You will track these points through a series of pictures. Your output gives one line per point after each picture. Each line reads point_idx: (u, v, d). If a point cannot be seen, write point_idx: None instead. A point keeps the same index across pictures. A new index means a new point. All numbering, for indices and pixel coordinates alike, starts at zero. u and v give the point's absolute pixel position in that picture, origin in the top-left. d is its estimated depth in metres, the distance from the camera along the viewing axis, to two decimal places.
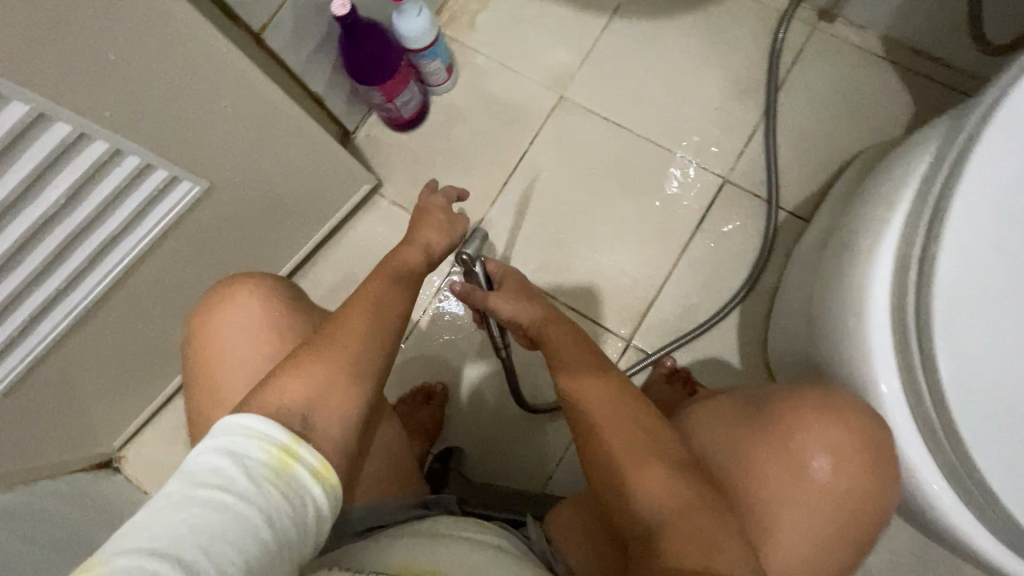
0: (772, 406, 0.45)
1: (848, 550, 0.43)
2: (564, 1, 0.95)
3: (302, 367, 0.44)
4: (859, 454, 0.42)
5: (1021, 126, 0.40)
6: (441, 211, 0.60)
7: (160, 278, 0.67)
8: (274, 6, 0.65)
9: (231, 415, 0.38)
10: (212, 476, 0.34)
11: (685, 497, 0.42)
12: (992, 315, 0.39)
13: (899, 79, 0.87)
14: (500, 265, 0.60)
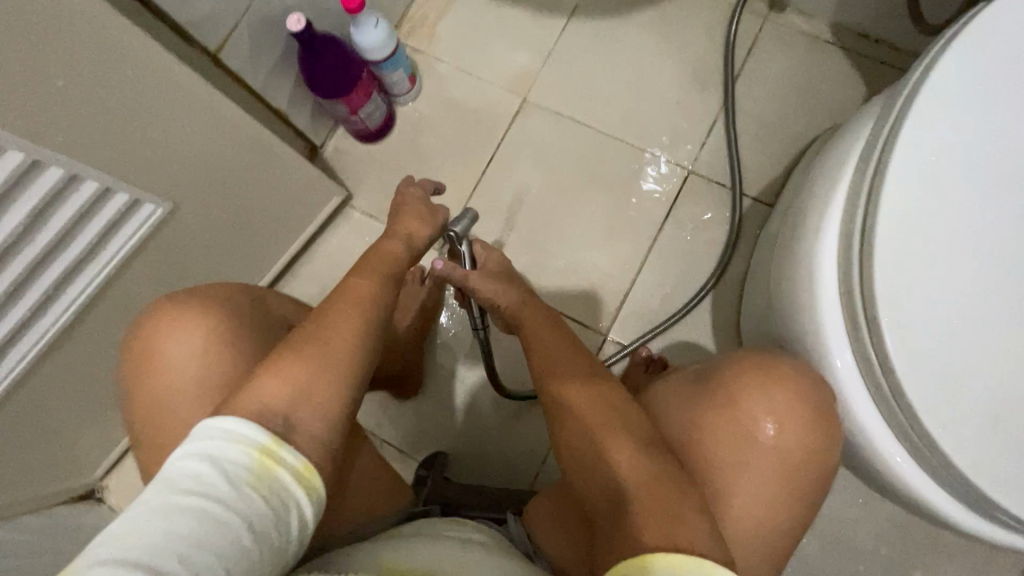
0: (719, 376, 0.47)
1: (800, 505, 0.45)
2: (521, 6, 0.96)
3: (282, 362, 0.43)
4: (802, 416, 0.44)
5: (943, 99, 0.42)
6: (420, 202, 0.65)
7: (130, 303, 0.67)
8: (229, 25, 0.66)
9: (207, 421, 0.39)
10: (192, 481, 0.34)
11: (648, 472, 0.43)
12: (931, 282, 0.40)
13: (849, 63, 0.90)
14: (484, 247, 0.67)
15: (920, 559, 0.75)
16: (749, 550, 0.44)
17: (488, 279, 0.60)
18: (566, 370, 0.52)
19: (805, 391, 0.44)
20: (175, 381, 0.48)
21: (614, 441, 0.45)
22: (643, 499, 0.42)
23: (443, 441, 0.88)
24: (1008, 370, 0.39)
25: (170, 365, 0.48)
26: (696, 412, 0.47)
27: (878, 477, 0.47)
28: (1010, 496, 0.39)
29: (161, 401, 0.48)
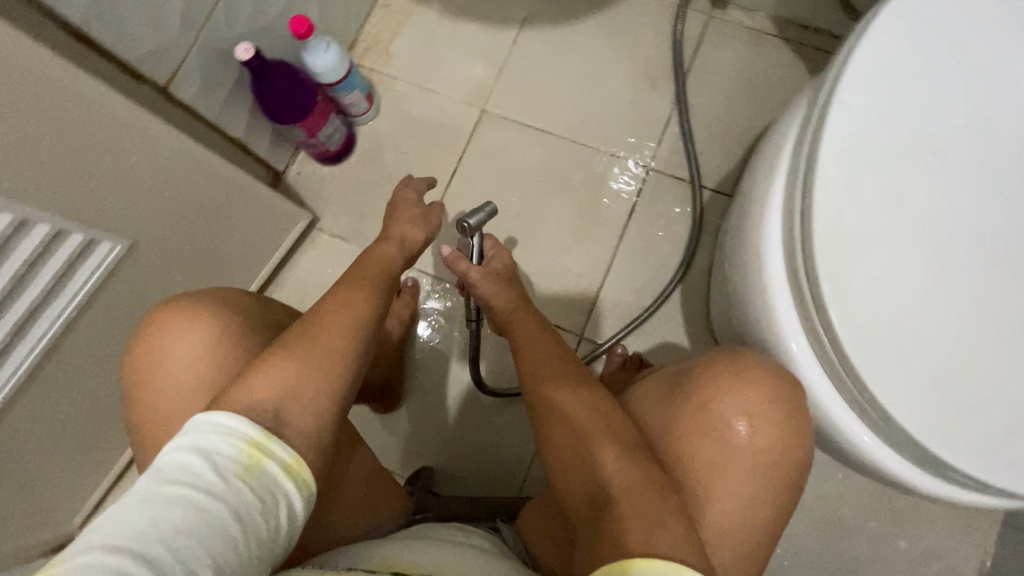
0: (693, 378, 0.48)
1: (778, 503, 0.45)
2: (472, 20, 0.98)
3: (274, 359, 0.43)
4: (773, 411, 0.45)
5: (864, 82, 0.44)
6: (415, 204, 0.66)
7: (96, 344, 0.66)
8: (178, 59, 0.66)
9: (202, 413, 0.39)
10: (181, 472, 0.34)
11: (632, 475, 0.44)
12: (869, 257, 0.42)
13: (792, 53, 0.93)
14: (496, 244, 0.68)
15: (903, 528, 0.76)
16: (730, 553, 0.44)
17: (489, 278, 0.63)
18: (553, 375, 0.52)
19: (775, 386, 0.45)
20: (172, 383, 0.48)
21: (598, 445, 0.46)
22: (626, 501, 0.42)
23: (428, 453, 0.88)
24: (949, 335, 0.41)
25: (180, 365, 0.48)
26: (677, 413, 0.48)
27: (845, 450, 0.49)
28: (965, 458, 0.40)
29: (167, 401, 0.48)
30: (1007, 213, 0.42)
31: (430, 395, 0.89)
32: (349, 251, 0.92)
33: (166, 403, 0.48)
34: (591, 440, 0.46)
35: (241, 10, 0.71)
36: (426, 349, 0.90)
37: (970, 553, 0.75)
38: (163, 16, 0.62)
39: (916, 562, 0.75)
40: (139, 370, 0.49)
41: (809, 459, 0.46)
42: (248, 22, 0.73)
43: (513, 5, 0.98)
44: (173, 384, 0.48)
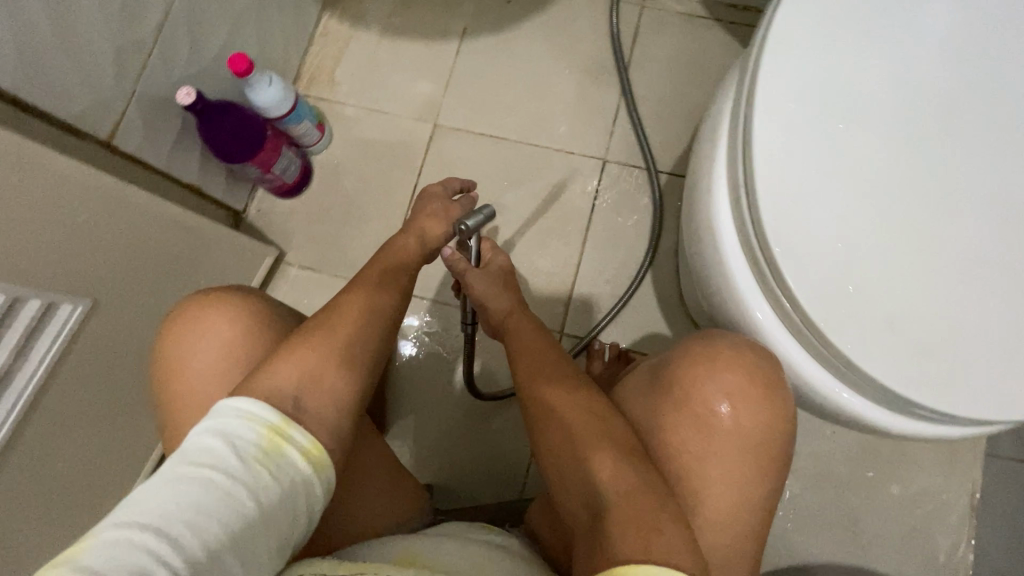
0: (678, 369, 0.49)
1: (768, 485, 0.46)
2: (412, 38, 0.99)
3: (293, 352, 0.46)
4: (752, 392, 0.46)
5: (784, 55, 0.46)
6: (437, 200, 0.66)
7: (74, 415, 0.63)
8: (119, 111, 0.65)
9: (227, 399, 0.41)
10: (204, 454, 0.36)
11: (627, 478, 0.44)
12: (813, 217, 0.44)
13: (722, 32, 0.96)
14: (492, 248, 0.67)
15: (895, 473, 0.78)
16: (725, 543, 0.45)
17: (488, 281, 0.62)
18: (546, 378, 0.53)
19: (751, 367, 0.47)
20: (193, 369, 0.50)
21: (596, 450, 0.46)
22: (622, 506, 0.43)
23: (427, 468, 0.87)
24: (897, 280, 0.43)
25: (214, 353, 0.50)
26: (669, 408, 0.48)
27: (820, 404, 0.50)
28: (929, 394, 0.42)
29: (197, 391, 0.49)
30: (939, 163, 0.44)
31: (420, 412, 0.89)
32: (321, 280, 0.92)
33: (186, 388, 0.49)
34: (589, 447, 0.46)
35: (177, 55, 0.71)
36: (411, 365, 0.90)
37: (960, 487, 0.77)
38: (97, 70, 0.61)
39: (912, 505, 0.77)
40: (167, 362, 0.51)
41: (792, 422, 0.47)
42: (186, 66, 0.73)
43: (450, 19, 1.00)
44: (193, 371, 0.50)
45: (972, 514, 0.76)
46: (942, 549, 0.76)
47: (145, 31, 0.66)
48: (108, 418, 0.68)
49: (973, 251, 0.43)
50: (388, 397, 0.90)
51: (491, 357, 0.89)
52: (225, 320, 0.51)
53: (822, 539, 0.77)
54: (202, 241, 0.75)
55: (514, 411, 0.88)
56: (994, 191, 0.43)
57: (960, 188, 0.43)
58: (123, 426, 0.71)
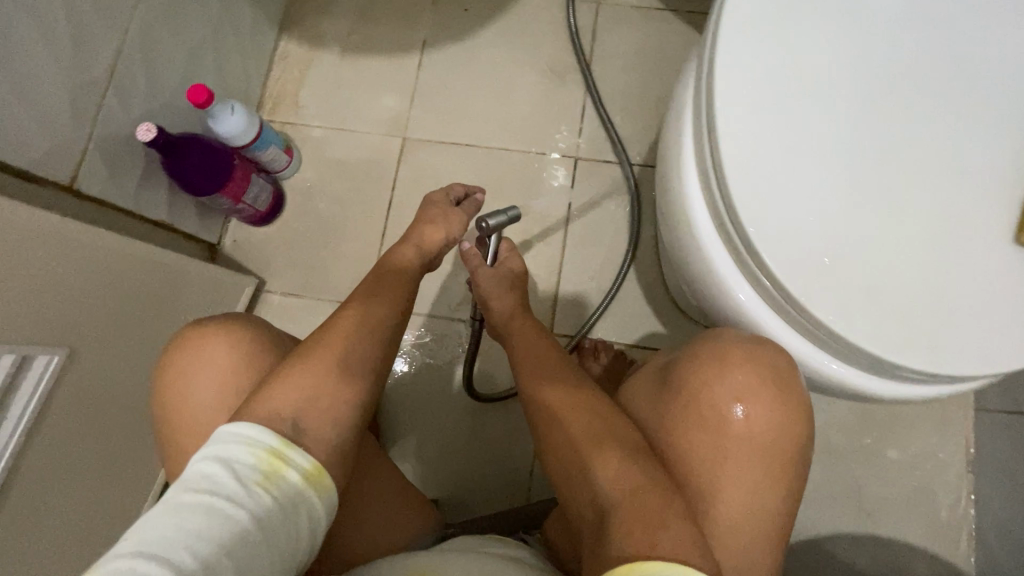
0: (688, 371, 0.49)
1: (784, 490, 0.46)
2: (373, 54, 0.99)
3: (289, 375, 0.45)
4: (763, 390, 0.46)
5: (739, 38, 0.46)
6: (438, 208, 0.64)
7: (65, 471, 0.61)
8: (79, 154, 0.64)
9: (226, 425, 0.40)
10: (204, 480, 0.36)
11: (635, 478, 0.44)
12: (780, 194, 0.44)
13: (679, 22, 0.98)
14: (511, 248, 0.68)
15: (892, 438, 0.80)
16: (740, 547, 0.45)
17: (496, 279, 0.63)
18: (551, 382, 0.53)
19: (760, 365, 0.46)
20: (193, 396, 0.49)
21: (603, 451, 0.46)
22: (629, 505, 0.42)
23: (432, 483, 0.87)
24: (870, 250, 0.43)
25: (211, 375, 0.49)
26: (679, 411, 0.48)
27: (813, 377, 0.51)
28: (911, 357, 0.43)
29: (199, 418, 0.49)
30: (907, 133, 0.44)
31: (417, 426, 0.88)
32: (304, 304, 0.91)
33: (188, 415, 0.49)
34: (596, 448, 0.46)
35: (135, 91, 0.70)
36: (404, 382, 0.89)
37: (956, 444, 0.79)
38: (52, 114, 0.60)
39: (911, 467, 0.78)
40: (163, 396, 0.50)
41: (805, 405, 0.47)
42: (145, 101, 0.72)
43: (410, 32, 1.00)
44: (193, 398, 0.49)
45: (969, 470, 0.78)
46: (945, 507, 0.77)
47: (100, 70, 0.65)
48: (100, 469, 0.66)
49: (947, 218, 0.44)
50: (385, 416, 0.89)
51: (488, 360, 0.89)
52: (222, 344, 0.50)
53: (829, 510, 0.78)
54: (179, 278, 0.74)
55: (513, 416, 0.88)
56: (968, 163, 0.44)
57: (928, 157, 0.44)
58: (118, 476, 0.69)
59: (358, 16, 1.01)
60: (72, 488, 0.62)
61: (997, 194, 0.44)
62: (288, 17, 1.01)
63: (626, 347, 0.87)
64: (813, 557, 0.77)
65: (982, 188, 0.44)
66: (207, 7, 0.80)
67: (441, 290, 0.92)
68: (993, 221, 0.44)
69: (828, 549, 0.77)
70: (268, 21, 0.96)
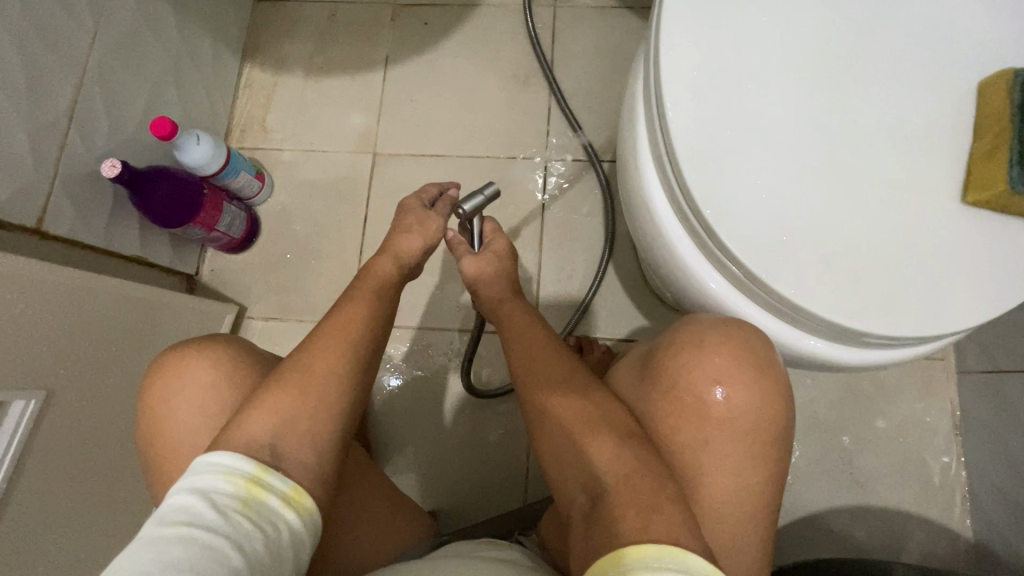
0: (671, 355, 0.49)
1: (770, 470, 0.46)
2: (337, 74, 1.00)
3: (264, 398, 0.45)
4: (742, 370, 0.46)
5: (680, 27, 0.47)
6: (414, 211, 0.62)
7: (53, 517, 0.60)
8: (43, 196, 0.64)
9: (203, 456, 0.40)
10: (181, 512, 0.35)
11: (626, 463, 0.44)
12: (734, 174, 0.45)
13: (636, 19, 0.99)
14: (496, 229, 0.66)
15: (879, 408, 0.80)
16: (729, 530, 0.45)
17: (482, 264, 0.63)
18: (542, 372, 0.52)
19: (738, 346, 0.47)
20: (173, 419, 0.49)
21: (593, 438, 0.46)
22: (621, 491, 0.42)
23: (429, 494, 0.86)
24: (828, 220, 0.44)
25: (192, 398, 0.49)
26: (664, 397, 0.48)
27: (783, 352, 0.52)
28: (869, 322, 0.43)
29: (180, 441, 0.49)
30: (859, 104, 0.45)
31: (410, 438, 0.88)
32: (286, 328, 0.91)
33: (169, 439, 0.49)
34: (586, 437, 0.46)
35: (96, 128, 0.70)
36: (393, 396, 0.89)
37: (942, 409, 0.80)
38: (13, 157, 0.60)
39: (900, 435, 0.79)
40: (149, 419, 0.50)
41: (783, 380, 0.47)
42: (108, 138, 0.72)
43: (371, 49, 1.00)
44: (173, 421, 0.49)
45: (957, 434, 0.79)
46: (936, 472, 0.78)
47: (59, 110, 0.65)
48: (88, 512, 0.65)
49: (903, 183, 0.45)
50: (377, 432, 0.88)
51: (478, 364, 0.90)
52: (203, 366, 0.50)
53: (825, 486, 0.79)
54: (157, 311, 0.74)
55: (505, 420, 0.88)
56: (917, 129, 0.45)
57: (876, 126, 0.45)
58: (108, 518, 0.68)
59: (318, 38, 1.02)
60: (62, 534, 0.61)
61: (947, 159, 0.45)
62: (250, 44, 1.02)
63: (612, 342, 0.88)
64: (814, 534, 0.78)
65: (932, 153, 0.45)
66: (164, 41, 0.80)
67: (423, 302, 0.92)
68: (945, 183, 0.45)
69: (827, 525, 0.78)
70: (229, 50, 0.97)
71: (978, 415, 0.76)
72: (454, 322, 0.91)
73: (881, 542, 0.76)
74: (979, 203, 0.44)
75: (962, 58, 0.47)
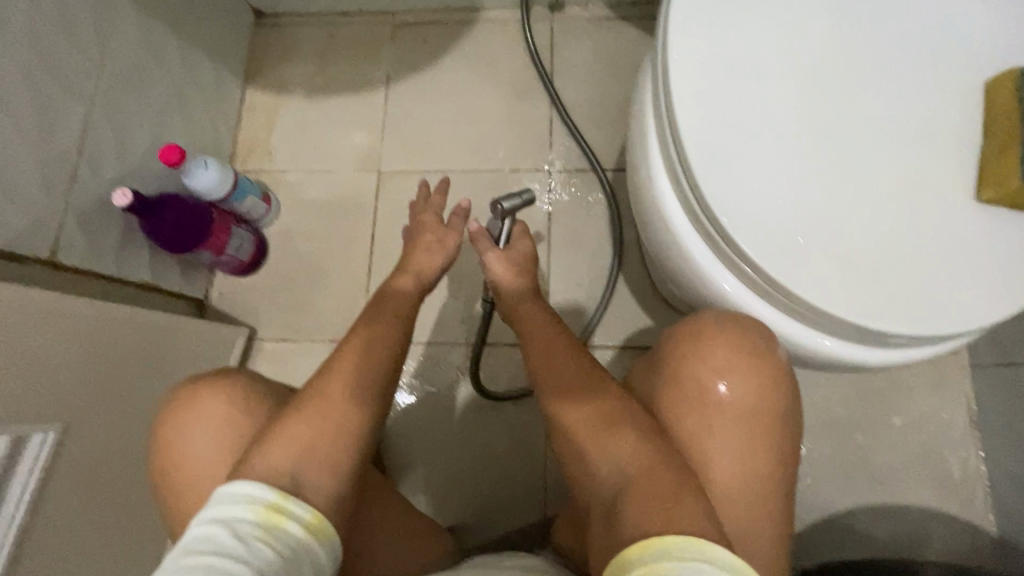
0: (678, 351, 0.50)
1: (777, 461, 0.47)
2: (339, 94, 1.01)
3: (285, 425, 0.45)
4: (746, 364, 0.47)
5: (687, 39, 0.48)
6: (434, 225, 0.64)
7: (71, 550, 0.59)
8: (54, 227, 0.64)
9: (225, 484, 0.40)
10: (205, 542, 0.35)
11: (646, 456, 0.44)
12: (751, 182, 0.45)
13: (633, 29, 1.00)
14: (525, 230, 0.67)
15: (895, 405, 0.80)
16: (744, 520, 0.46)
17: (507, 261, 0.63)
18: (558, 370, 0.53)
19: (738, 340, 0.48)
20: (188, 454, 0.49)
21: (614, 433, 0.46)
22: (644, 484, 0.42)
23: (445, 510, 0.86)
24: (846, 221, 0.45)
25: (208, 432, 0.49)
26: (675, 391, 0.49)
27: (800, 355, 0.52)
28: (892, 321, 0.44)
29: (196, 476, 0.48)
30: (862, 105, 0.46)
31: (424, 454, 0.87)
32: (298, 348, 0.91)
33: (185, 474, 0.49)
34: (608, 434, 0.46)
35: (104, 158, 0.70)
36: (407, 413, 0.89)
37: (957, 404, 0.79)
38: (24, 190, 0.60)
39: (917, 432, 0.79)
40: (165, 456, 0.50)
41: (786, 374, 0.49)
42: (116, 168, 0.72)
43: (371, 69, 1.01)
44: (188, 456, 0.49)
45: (974, 428, 0.78)
46: (955, 467, 0.78)
47: (67, 141, 0.65)
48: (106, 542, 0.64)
49: (914, 182, 0.45)
50: (391, 450, 0.88)
51: (491, 378, 0.89)
52: (218, 400, 0.50)
53: (843, 486, 0.78)
54: (169, 338, 0.74)
55: (520, 433, 0.87)
56: (927, 129, 0.46)
57: (886, 127, 0.46)
58: (126, 547, 0.67)
59: (319, 60, 1.03)
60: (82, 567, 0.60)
61: (959, 158, 0.46)
62: (251, 68, 1.03)
63: (624, 350, 0.88)
64: (835, 534, 0.77)
65: (944, 153, 0.46)
66: (168, 69, 0.81)
67: (433, 317, 0.92)
68: (959, 181, 0.45)
69: (847, 524, 0.77)
70: (231, 74, 0.98)
71: (994, 409, 0.76)
72: (465, 335, 0.91)
73: (903, 539, 0.76)
74: (995, 200, 0.44)
75: (970, 58, 0.47)
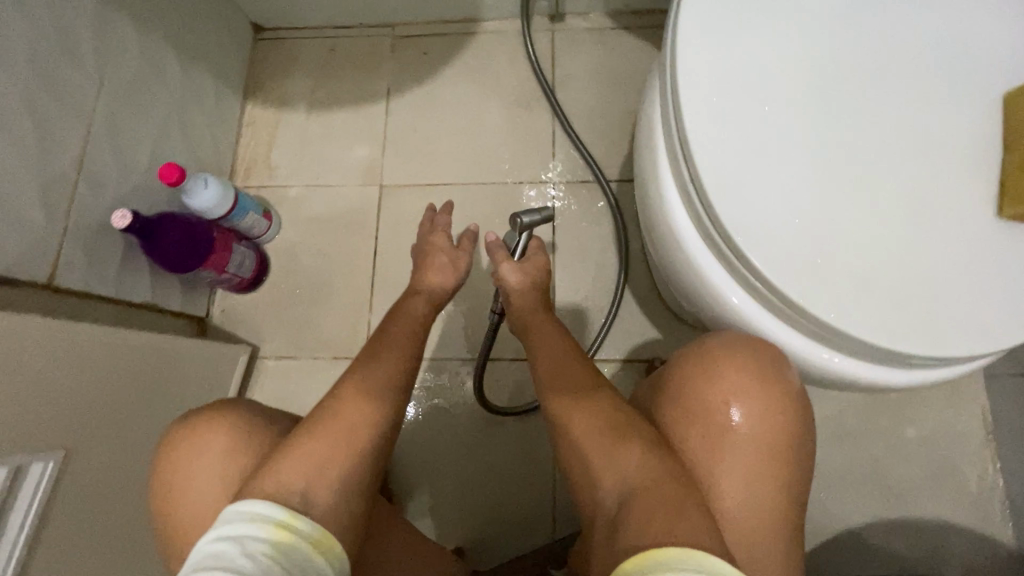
0: (689, 372, 0.48)
1: (787, 490, 0.46)
2: (340, 108, 1.00)
3: (295, 444, 0.44)
4: (759, 388, 0.46)
5: (697, 54, 0.47)
6: (443, 244, 0.63)
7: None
8: (54, 249, 0.63)
9: (230, 507, 0.39)
10: (212, 559, 0.34)
11: (651, 471, 0.42)
12: (766, 199, 0.44)
13: (635, 39, 0.99)
14: (539, 246, 0.65)
15: (908, 416, 0.79)
16: (751, 549, 0.44)
17: (522, 275, 0.61)
18: (565, 385, 0.52)
19: (751, 363, 0.46)
20: (189, 486, 0.48)
21: (619, 448, 0.45)
22: (646, 497, 0.41)
23: (452, 529, 0.84)
24: (864, 239, 0.44)
25: (209, 463, 0.48)
26: (685, 412, 0.48)
27: (816, 375, 0.51)
28: (914, 343, 0.42)
29: (197, 510, 0.47)
30: (877, 119, 0.45)
31: (430, 473, 0.86)
32: (301, 365, 0.90)
33: (187, 507, 0.47)
34: (613, 446, 0.45)
35: (105, 178, 0.70)
36: (412, 430, 0.88)
37: (972, 415, 0.78)
38: (25, 214, 0.59)
39: (932, 444, 0.78)
40: (165, 490, 0.48)
41: (800, 398, 0.47)
42: (117, 188, 0.72)
43: (372, 83, 1.01)
44: (189, 488, 0.48)
45: (989, 439, 0.77)
46: (971, 479, 0.76)
47: (67, 161, 0.64)
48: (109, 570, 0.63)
49: (931, 198, 0.44)
50: (397, 468, 0.86)
51: (497, 394, 0.88)
52: (220, 431, 0.49)
53: (858, 499, 0.77)
54: (170, 359, 0.72)
55: (528, 450, 0.86)
56: (944, 144, 0.45)
57: (902, 141, 0.45)
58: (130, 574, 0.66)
59: (319, 74, 1.02)
60: None
61: (978, 173, 0.45)
62: (251, 83, 1.02)
63: (632, 363, 0.87)
64: (850, 549, 0.76)
65: (962, 168, 0.45)
66: (168, 87, 0.80)
67: (438, 331, 0.91)
68: (980, 197, 0.44)
69: (862, 538, 0.76)
70: (231, 90, 0.97)
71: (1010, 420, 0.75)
72: (470, 350, 0.90)
73: (920, 554, 0.75)
74: (1017, 217, 0.43)
75: (985, 71, 0.46)
